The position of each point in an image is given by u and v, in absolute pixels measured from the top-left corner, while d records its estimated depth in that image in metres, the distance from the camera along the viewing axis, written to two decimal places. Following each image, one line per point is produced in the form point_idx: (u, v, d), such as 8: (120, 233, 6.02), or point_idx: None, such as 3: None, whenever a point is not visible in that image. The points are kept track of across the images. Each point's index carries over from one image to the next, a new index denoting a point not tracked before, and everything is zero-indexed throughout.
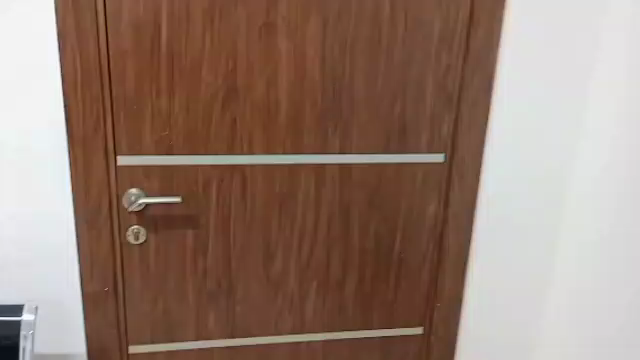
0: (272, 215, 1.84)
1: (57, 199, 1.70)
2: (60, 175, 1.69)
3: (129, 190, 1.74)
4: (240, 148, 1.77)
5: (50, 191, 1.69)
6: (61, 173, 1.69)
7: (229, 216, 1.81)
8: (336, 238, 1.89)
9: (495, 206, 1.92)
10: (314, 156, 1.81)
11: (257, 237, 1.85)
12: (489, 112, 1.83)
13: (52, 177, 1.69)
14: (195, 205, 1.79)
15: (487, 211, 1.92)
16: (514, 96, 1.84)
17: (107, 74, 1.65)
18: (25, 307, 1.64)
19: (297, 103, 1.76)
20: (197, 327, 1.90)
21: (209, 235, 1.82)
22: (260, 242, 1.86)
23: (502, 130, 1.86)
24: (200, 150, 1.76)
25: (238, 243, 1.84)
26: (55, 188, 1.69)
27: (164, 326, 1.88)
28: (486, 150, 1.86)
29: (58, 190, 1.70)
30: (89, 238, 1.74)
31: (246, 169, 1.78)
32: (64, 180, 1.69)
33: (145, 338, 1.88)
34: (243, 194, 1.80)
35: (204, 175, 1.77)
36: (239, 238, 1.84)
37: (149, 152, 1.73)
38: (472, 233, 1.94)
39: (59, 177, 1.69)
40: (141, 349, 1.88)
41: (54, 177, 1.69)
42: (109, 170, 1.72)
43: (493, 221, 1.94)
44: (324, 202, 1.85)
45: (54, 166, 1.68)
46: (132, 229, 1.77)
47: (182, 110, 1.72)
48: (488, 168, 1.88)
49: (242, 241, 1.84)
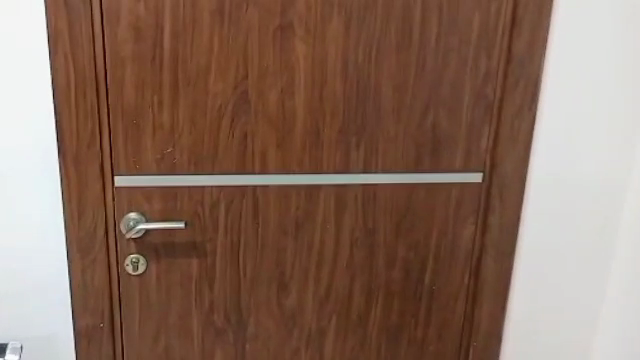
0: (287, 241, 1.64)
1: (48, 224, 1.53)
2: (52, 198, 1.52)
3: (127, 213, 1.56)
4: (252, 166, 1.57)
5: (40, 216, 1.53)
6: (53, 196, 1.52)
7: (238, 242, 1.62)
8: (359, 268, 1.68)
9: (541, 216, 1.70)
10: (335, 176, 1.61)
11: (270, 266, 1.65)
12: (535, 111, 1.62)
13: (42, 200, 1.52)
14: (201, 231, 1.61)
15: (532, 222, 1.70)
16: (562, 95, 1.62)
17: (103, 84, 1.47)
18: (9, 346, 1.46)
19: (316, 115, 1.56)
20: None
21: (216, 264, 1.64)
22: (274, 272, 1.66)
23: (550, 130, 1.64)
24: (207, 169, 1.56)
25: (249, 272, 1.65)
26: (45, 212, 1.52)
27: None
28: (531, 153, 1.65)
29: (49, 214, 1.53)
30: (82, 267, 1.56)
31: (259, 189, 1.59)
32: (56, 204, 1.52)
33: None
34: (255, 218, 1.61)
35: (212, 196, 1.58)
36: (250, 266, 1.65)
37: (150, 171, 1.54)
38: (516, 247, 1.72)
39: (50, 200, 1.52)
40: None
41: (45, 200, 1.52)
42: (106, 194, 1.53)
43: (539, 233, 1.72)
44: (346, 227, 1.65)
45: (45, 187, 1.51)
46: (130, 256, 1.59)
47: (187, 124, 1.52)
48: (534, 174, 1.66)
49: (254, 270, 1.65)
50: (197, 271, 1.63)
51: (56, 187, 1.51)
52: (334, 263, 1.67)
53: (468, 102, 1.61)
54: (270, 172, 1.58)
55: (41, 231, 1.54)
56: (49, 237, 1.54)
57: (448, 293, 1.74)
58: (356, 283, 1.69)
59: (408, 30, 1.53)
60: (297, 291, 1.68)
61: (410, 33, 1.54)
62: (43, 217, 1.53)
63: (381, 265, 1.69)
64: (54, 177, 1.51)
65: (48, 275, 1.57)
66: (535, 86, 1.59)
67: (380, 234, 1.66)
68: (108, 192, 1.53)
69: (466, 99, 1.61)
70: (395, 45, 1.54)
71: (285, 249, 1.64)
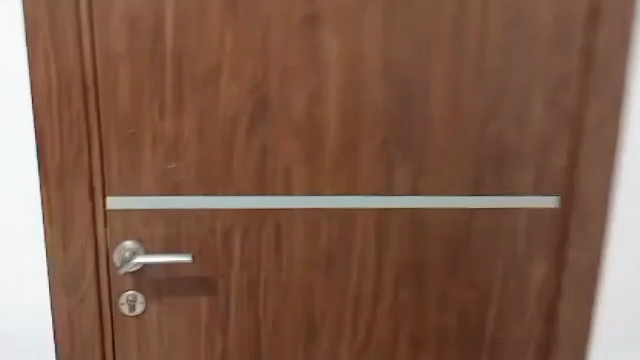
0: (317, 278, 1.35)
1: (28, 263, 1.27)
2: (33, 231, 1.26)
3: (121, 242, 1.29)
4: (273, 187, 1.29)
5: (17, 253, 1.26)
6: (34, 229, 1.26)
7: (257, 278, 1.34)
8: (404, 309, 1.39)
9: (633, 236, 1.35)
10: (376, 198, 1.32)
11: (296, 309, 1.36)
12: (627, 103, 1.28)
13: (21, 233, 1.26)
14: (211, 265, 1.32)
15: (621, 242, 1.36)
16: None
17: (92, 87, 1.21)
18: None
19: (351, 125, 1.27)
20: None
21: (230, 305, 1.35)
22: (301, 315, 1.37)
23: None
24: (219, 191, 1.28)
25: (270, 315, 1.37)
26: (24, 248, 1.26)
27: None
28: (622, 157, 1.31)
29: (28, 250, 1.26)
30: (68, 305, 1.30)
31: (282, 214, 1.30)
32: (37, 238, 1.26)
33: None
34: (277, 250, 1.33)
35: (225, 222, 1.30)
36: (271, 308, 1.36)
37: (150, 191, 1.27)
38: (599, 273, 1.38)
39: (30, 233, 1.26)
40: None
41: (24, 233, 1.26)
42: (96, 219, 1.27)
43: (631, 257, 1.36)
44: (388, 261, 1.36)
45: (24, 218, 1.25)
46: (126, 294, 1.32)
47: (193, 135, 1.25)
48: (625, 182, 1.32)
49: (276, 313, 1.36)
50: (208, 314, 1.35)
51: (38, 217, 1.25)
52: (375, 306, 1.38)
53: (540, 108, 1.30)
54: (295, 194, 1.30)
55: (20, 270, 1.27)
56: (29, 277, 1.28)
57: (514, 342, 1.43)
58: (401, 328, 1.40)
59: (466, 19, 1.23)
60: (328, 339, 1.39)
61: (468, 23, 1.23)
62: (21, 254, 1.27)
63: (431, 307, 1.40)
64: (35, 205, 1.25)
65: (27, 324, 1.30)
66: (626, 86, 1.27)
67: (430, 270, 1.38)
68: (99, 218, 1.27)
69: (538, 104, 1.29)
70: (449, 38, 1.24)
71: (314, 287, 1.36)
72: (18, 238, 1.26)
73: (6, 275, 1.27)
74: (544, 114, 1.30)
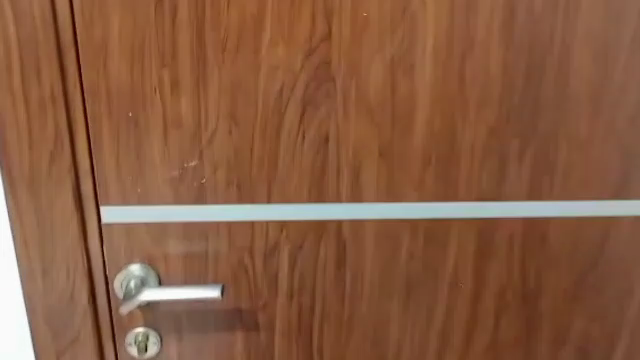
0: (392, 308, 1.01)
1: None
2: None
3: (125, 268, 0.94)
4: (337, 192, 0.92)
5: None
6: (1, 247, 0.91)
7: (311, 308, 1.00)
8: (504, 343, 1.05)
9: None
10: (479, 204, 0.94)
11: (363, 346, 1.03)
12: None
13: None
14: (250, 292, 0.98)
15: None
16: None
17: (72, 51, 0.82)
18: None
19: (451, 105, 0.88)
20: None
21: (275, 342, 1.02)
22: (368, 354, 1.04)
23: None
24: (260, 199, 0.91)
25: (327, 355, 1.03)
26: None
27: None
28: None
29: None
30: (54, 345, 0.96)
31: (348, 228, 0.94)
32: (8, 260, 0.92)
33: None
34: (341, 273, 0.98)
35: (268, 239, 0.94)
36: (328, 347, 1.03)
37: (163, 199, 0.90)
38: None
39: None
40: None
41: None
42: (87, 237, 0.91)
43: None
44: (489, 284, 1.01)
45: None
46: (134, 332, 0.99)
47: (223, 120, 0.86)
48: None
49: (336, 351, 1.03)
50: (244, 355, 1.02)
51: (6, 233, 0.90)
52: (467, 342, 1.05)
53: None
54: (367, 201, 0.93)
55: None
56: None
57: None
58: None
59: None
60: None
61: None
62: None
63: (542, 343, 1.05)
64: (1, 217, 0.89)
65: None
66: None
67: (546, 298, 1.02)
68: (92, 234, 0.91)
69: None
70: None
71: (387, 319, 1.02)
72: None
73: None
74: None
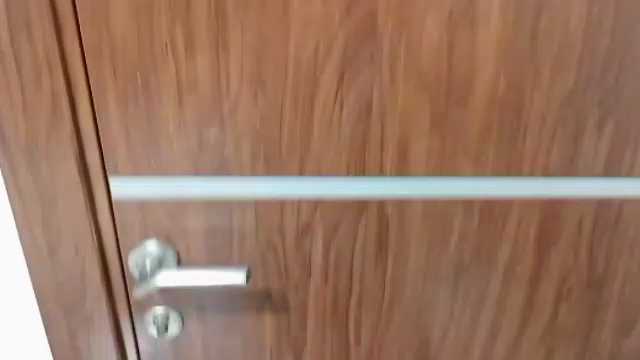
0: (438, 293, 0.90)
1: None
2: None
3: (139, 247, 0.85)
4: (380, 166, 0.79)
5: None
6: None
7: (347, 292, 0.90)
8: (560, 333, 0.94)
9: None
10: (544, 181, 0.81)
11: (404, 332, 0.93)
12: None
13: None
14: (280, 273, 0.88)
15: None
16: None
17: (67, 2, 0.69)
18: None
19: (519, 65, 0.73)
20: None
21: (306, 324, 0.93)
22: (409, 341, 0.94)
23: None
24: (291, 173, 0.79)
25: (364, 339, 0.94)
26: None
27: None
28: None
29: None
30: (66, 326, 0.88)
31: (391, 207, 0.82)
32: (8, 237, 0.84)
33: None
34: (381, 254, 0.86)
35: (300, 217, 0.83)
36: (366, 332, 0.93)
37: (180, 172, 0.79)
38: None
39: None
40: None
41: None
42: (96, 211, 0.82)
43: None
44: (552, 270, 0.88)
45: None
46: (152, 314, 0.90)
47: (247, 84, 0.74)
48: None
49: (374, 335, 0.93)
50: (274, 337, 0.94)
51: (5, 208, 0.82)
52: (520, 330, 0.93)
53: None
54: (412, 176, 0.80)
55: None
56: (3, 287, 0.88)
57: None
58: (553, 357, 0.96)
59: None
60: None
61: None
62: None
63: (605, 332, 0.94)
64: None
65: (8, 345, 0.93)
66: None
67: (615, 285, 0.90)
68: (102, 209, 0.82)
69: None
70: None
71: (431, 304, 0.91)
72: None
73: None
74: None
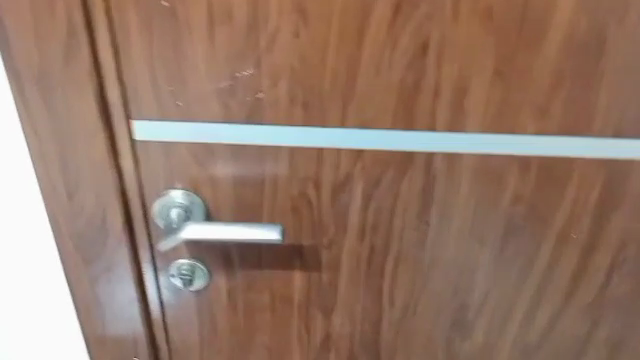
0: (482, 258, 0.83)
1: (17, 204, 0.83)
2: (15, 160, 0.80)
3: (165, 195, 0.80)
4: (430, 118, 0.71)
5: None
6: (15, 156, 0.79)
7: (384, 252, 0.83)
8: (608, 306, 0.87)
9: None
10: (615, 144, 0.72)
11: (441, 296, 0.87)
12: None
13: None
14: (312, 228, 0.82)
15: None
16: None
17: None
18: None
19: (601, 7, 0.63)
20: None
21: (337, 281, 0.87)
22: (444, 306, 0.88)
23: None
24: (330, 121, 0.72)
25: (397, 301, 0.88)
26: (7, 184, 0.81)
27: None
28: None
29: (14, 188, 0.82)
30: (87, 267, 0.85)
31: (439, 163, 0.74)
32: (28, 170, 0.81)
33: None
34: (424, 215, 0.79)
35: (338, 169, 0.76)
36: (400, 293, 0.87)
37: (209, 115, 0.73)
38: None
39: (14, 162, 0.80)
40: None
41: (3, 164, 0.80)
42: (118, 156, 0.76)
43: None
44: (609, 239, 0.80)
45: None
46: (178, 263, 0.87)
47: (287, 18, 0.66)
48: None
49: (408, 298, 0.87)
50: (302, 291, 0.89)
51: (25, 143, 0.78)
52: (567, 301, 0.86)
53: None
54: (469, 132, 0.72)
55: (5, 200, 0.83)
56: (23, 223, 0.85)
57: None
58: (597, 330, 0.89)
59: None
60: (484, 334, 0.91)
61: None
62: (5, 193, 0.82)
63: None
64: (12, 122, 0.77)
65: (28, 282, 0.91)
66: None
67: None
68: (124, 149, 0.76)
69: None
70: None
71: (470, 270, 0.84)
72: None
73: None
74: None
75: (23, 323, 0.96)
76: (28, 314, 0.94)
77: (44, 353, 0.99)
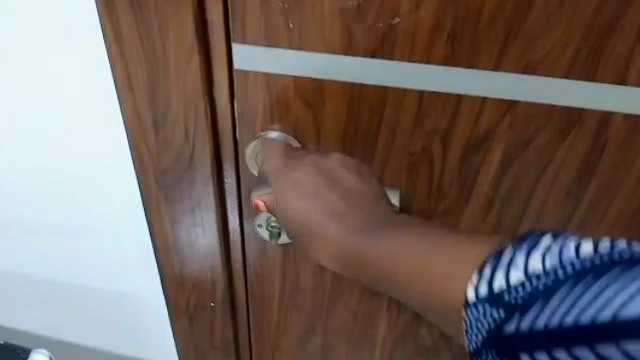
0: (620, 212, 0.72)
1: (88, 136, 0.72)
2: (86, 90, 0.67)
3: (261, 138, 0.70)
4: (598, 53, 0.59)
5: (68, 119, 0.71)
6: (95, 95, 0.68)
7: (503, 201, 0.74)
8: None
9: None
10: None
11: None
12: None
13: (66, 91, 0.68)
14: (427, 178, 0.73)
15: None
16: None
17: None
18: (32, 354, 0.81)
19: None
20: None
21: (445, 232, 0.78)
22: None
23: None
24: (474, 51, 0.61)
25: None
26: (77, 114, 0.70)
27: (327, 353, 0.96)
28: None
29: (84, 120, 0.70)
30: (170, 206, 0.76)
31: (593, 104, 0.63)
32: (100, 104, 0.68)
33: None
34: (561, 166, 0.69)
35: (472, 108, 0.65)
36: None
37: (327, 44, 0.61)
38: None
39: (84, 91, 0.68)
40: None
41: (72, 92, 0.68)
42: (213, 84, 0.66)
43: None
44: None
45: (67, 67, 0.66)
46: (266, 214, 0.76)
47: None
48: None
49: None
50: None
51: (99, 70, 0.65)
52: None
53: (505, 247, 0.44)
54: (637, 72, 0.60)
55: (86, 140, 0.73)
56: (96, 158, 0.74)
57: None
58: None
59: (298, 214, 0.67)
60: None
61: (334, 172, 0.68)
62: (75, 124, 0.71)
63: None
64: (82, 45, 0.63)
65: (106, 221, 0.82)
66: None
67: None
68: (221, 77, 0.66)
69: (503, 257, 0.43)
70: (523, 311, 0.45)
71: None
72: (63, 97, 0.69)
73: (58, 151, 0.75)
74: (526, 246, 0.42)
75: (94, 256, 0.88)
76: (101, 249, 0.87)
77: (114, 286, 0.92)
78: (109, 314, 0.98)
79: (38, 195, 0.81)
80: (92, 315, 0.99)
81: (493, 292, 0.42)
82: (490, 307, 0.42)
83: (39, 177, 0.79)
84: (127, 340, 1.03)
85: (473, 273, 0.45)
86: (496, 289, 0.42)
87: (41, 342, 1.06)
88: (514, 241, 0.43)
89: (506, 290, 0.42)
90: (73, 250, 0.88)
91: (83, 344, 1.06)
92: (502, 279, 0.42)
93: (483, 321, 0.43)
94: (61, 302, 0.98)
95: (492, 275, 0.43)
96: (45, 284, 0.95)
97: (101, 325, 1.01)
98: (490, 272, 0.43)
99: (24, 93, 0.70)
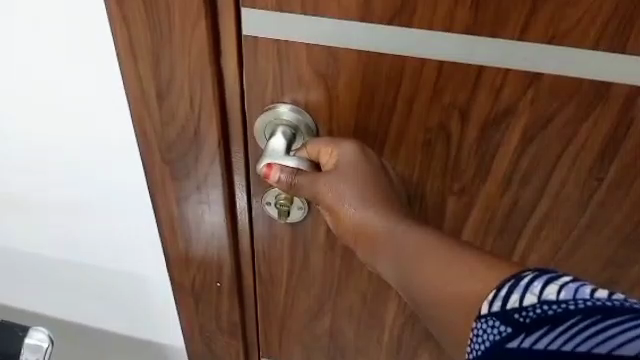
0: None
1: (84, 113, 0.68)
2: (81, 65, 0.63)
3: (271, 110, 0.67)
4: (632, 25, 0.55)
5: (63, 95, 0.67)
6: (90, 70, 0.63)
7: (522, 182, 0.70)
8: None
9: None
10: None
11: (577, 232, 0.75)
12: None
13: (60, 66, 0.64)
14: (442, 156, 0.69)
15: None
16: None
17: None
18: (33, 330, 0.79)
19: None
20: (396, 345, 0.95)
21: (459, 211, 0.75)
22: (567, 259, 0.78)
23: None
24: (499, 21, 0.56)
25: (525, 235, 0.76)
26: (75, 91, 0.66)
27: (333, 333, 0.94)
28: None
29: (81, 97, 0.66)
30: (174, 182, 0.73)
31: (622, 81, 0.59)
32: (97, 79, 0.64)
33: (294, 341, 0.97)
34: (584, 146, 0.65)
35: (493, 82, 0.61)
36: (529, 228, 0.75)
37: (342, 11, 0.58)
38: None
39: (80, 66, 0.63)
40: (286, 349, 1.00)
41: (66, 66, 0.63)
42: (219, 54, 0.62)
43: None
44: None
45: (60, 41, 0.61)
46: (275, 192, 0.74)
47: None
48: None
49: (538, 232, 0.76)
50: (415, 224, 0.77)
51: (97, 45, 0.61)
52: None
53: (524, 273, 0.49)
54: None
55: (82, 117, 0.69)
56: (94, 136, 0.71)
57: None
58: None
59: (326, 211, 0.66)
60: (615, 277, 0.79)
61: (366, 149, 0.67)
62: (70, 99, 0.67)
63: None
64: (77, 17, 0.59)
65: (106, 200, 0.79)
66: None
67: None
68: (228, 45, 0.62)
69: (522, 280, 0.48)
70: None
71: (601, 229, 0.74)
72: (58, 73, 0.65)
73: (54, 127, 0.71)
74: (547, 276, 0.47)
75: (94, 234, 0.85)
76: (103, 228, 0.84)
77: (117, 265, 0.90)
78: (112, 292, 0.95)
79: (36, 171, 0.78)
80: (94, 293, 0.97)
81: (506, 309, 0.48)
82: (499, 322, 0.48)
83: (36, 154, 0.75)
84: (130, 319, 1.01)
85: (491, 291, 0.50)
86: (508, 306, 0.48)
87: (43, 318, 1.04)
88: (533, 271, 0.49)
89: (518, 309, 0.47)
90: (73, 228, 0.85)
91: (85, 322, 1.04)
92: (516, 300, 0.48)
93: (490, 332, 0.49)
94: (63, 280, 0.95)
95: (508, 293, 0.48)
96: (46, 262, 0.92)
97: (103, 303, 0.99)
98: (507, 292, 0.48)
99: (15, 66, 0.65)
